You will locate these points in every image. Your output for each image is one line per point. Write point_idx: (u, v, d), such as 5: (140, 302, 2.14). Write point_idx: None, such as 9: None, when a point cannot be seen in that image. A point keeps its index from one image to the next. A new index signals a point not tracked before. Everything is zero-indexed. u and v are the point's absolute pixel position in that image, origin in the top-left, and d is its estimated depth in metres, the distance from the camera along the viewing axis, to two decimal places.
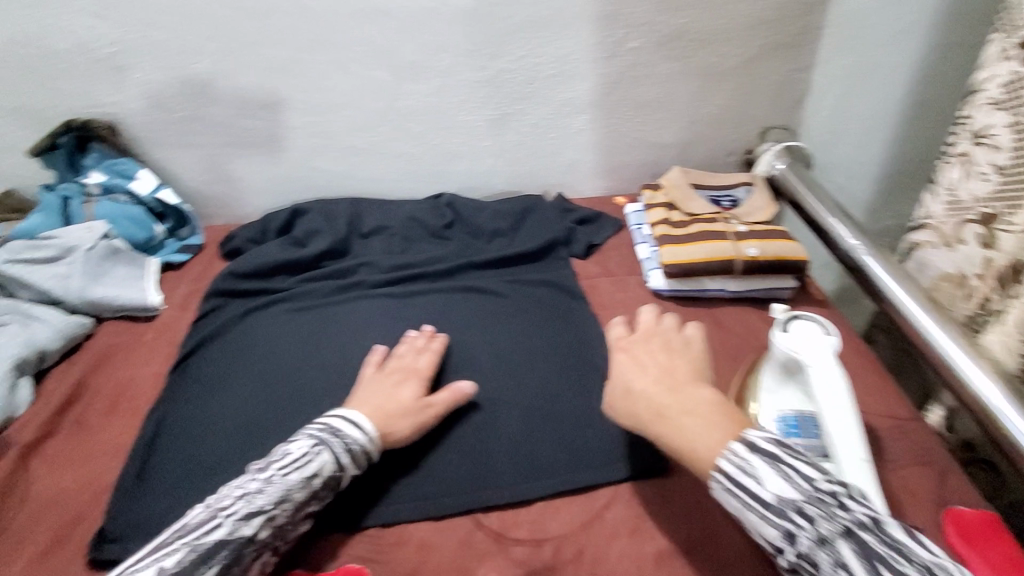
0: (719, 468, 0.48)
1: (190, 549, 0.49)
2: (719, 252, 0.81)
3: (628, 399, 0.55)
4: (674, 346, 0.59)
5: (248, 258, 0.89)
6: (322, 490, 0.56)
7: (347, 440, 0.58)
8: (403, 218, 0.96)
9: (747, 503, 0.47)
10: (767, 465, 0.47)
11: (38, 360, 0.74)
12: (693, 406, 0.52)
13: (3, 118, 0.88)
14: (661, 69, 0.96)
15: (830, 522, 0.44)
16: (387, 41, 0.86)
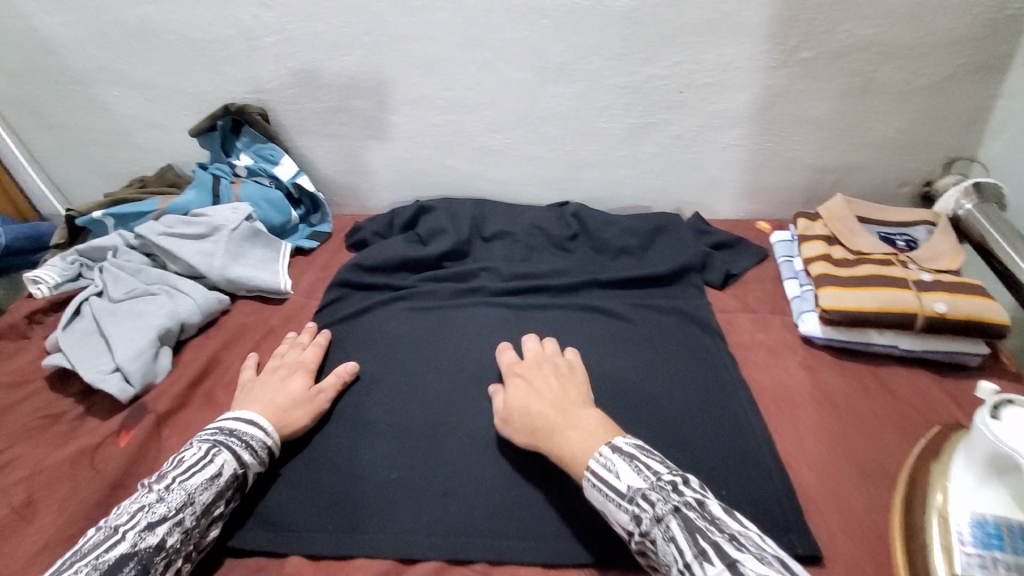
0: (590, 468, 0.52)
1: (93, 568, 0.47)
2: (896, 303, 0.69)
3: (524, 414, 0.60)
4: (563, 370, 0.64)
5: (374, 251, 0.88)
6: (229, 491, 0.56)
7: (247, 438, 0.59)
8: (526, 225, 0.92)
9: (606, 494, 0.50)
10: (623, 461, 0.52)
11: (179, 332, 0.78)
12: (578, 421, 0.57)
13: (172, 97, 0.94)
14: (836, 83, 0.83)
15: (663, 502, 0.48)
16: (536, 40, 0.81)
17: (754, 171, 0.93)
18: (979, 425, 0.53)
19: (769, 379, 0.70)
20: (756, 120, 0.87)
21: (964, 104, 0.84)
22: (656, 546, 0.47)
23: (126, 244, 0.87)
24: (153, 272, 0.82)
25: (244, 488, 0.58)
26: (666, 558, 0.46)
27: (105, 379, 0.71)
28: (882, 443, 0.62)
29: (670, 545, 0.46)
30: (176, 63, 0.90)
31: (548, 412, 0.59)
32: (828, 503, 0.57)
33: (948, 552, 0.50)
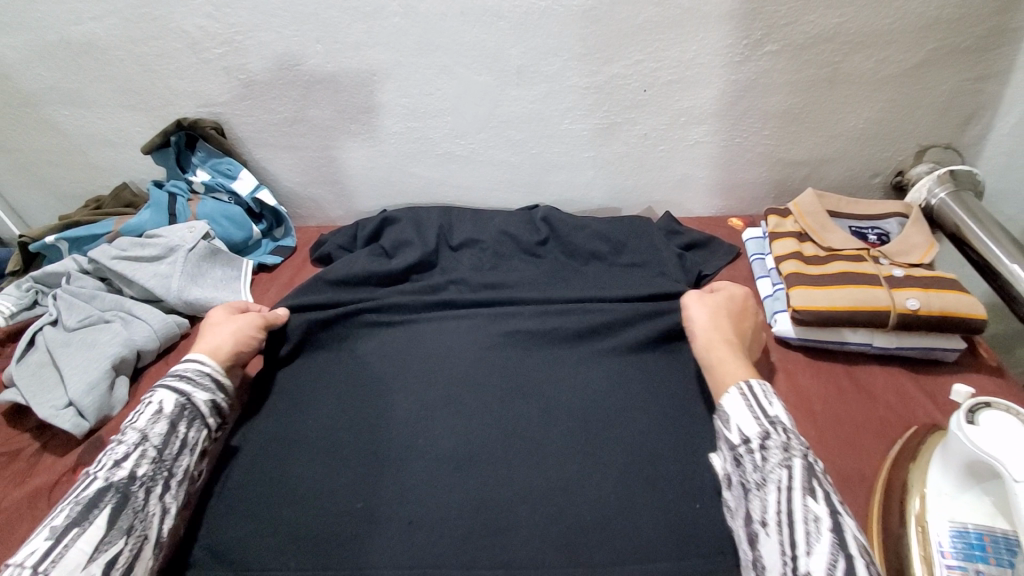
0: (750, 386, 0.57)
1: (75, 505, 0.50)
2: (867, 301, 0.68)
3: (703, 325, 0.66)
4: (754, 324, 0.69)
5: (338, 265, 0.85)
6: (184, 420, 0.59)
7: (186, 372, 0.63)
8: (494, 231, 0.90)
9: (752, 409, 0.55)
10: (776, 401, 0.56)
11: (135, 360, 0.75)
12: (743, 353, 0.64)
13: (121, 114, 0.91)
14: (803, 75, 0.81)
15: (797, 442, 0.52)
16: (494, 43, 0.79)
17: (724, 167, 0.91)
18: (955, 429, 0.51)
19: None
20: (724, 116, 0.85)
21: (931, 92, 0.83)
22: (764, 463, 0.51)
23: (80, 269, 0.84)
24: (107, 298, 0.79)
25: (205, 416, 0.61)
26: (770, 475, 0.50)
27: (57, 415, 0.67)
28: (859, 445, 0.61)
29: (783, 470, 0.50)
30: (123, 79, 0.87)
31: (732, 333, 0.66)
32: None
33: (928, 566, 0.48)
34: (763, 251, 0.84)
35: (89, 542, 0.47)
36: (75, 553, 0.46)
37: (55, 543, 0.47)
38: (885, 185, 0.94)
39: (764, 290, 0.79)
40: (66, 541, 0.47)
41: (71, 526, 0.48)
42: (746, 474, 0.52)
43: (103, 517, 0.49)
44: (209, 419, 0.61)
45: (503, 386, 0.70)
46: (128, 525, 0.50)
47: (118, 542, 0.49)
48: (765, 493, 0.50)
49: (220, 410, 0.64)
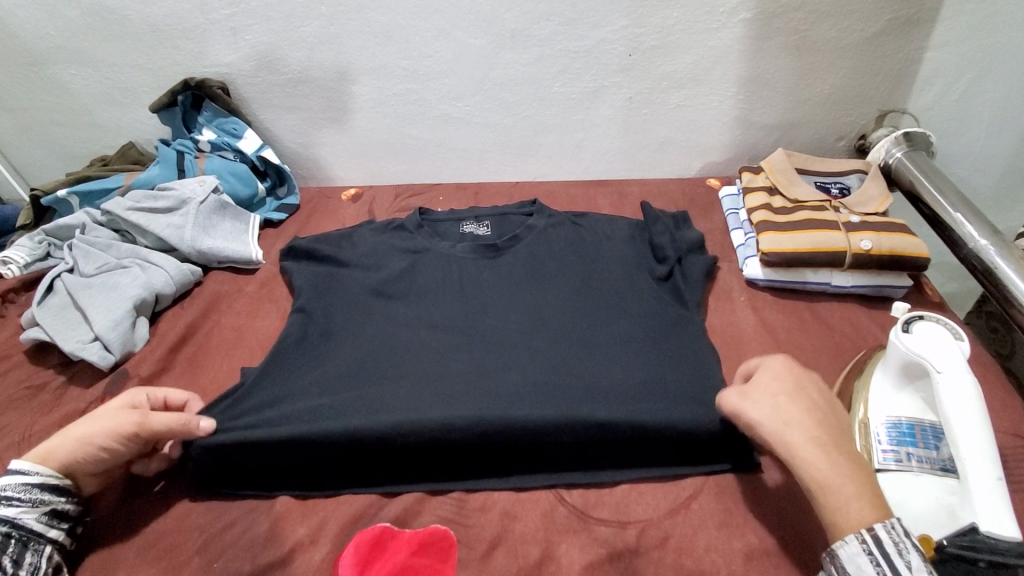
0: (876, 536, 0.45)
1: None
2: (828, 244, 0.76)
3: (775, 421, 0.52)
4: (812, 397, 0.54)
5: (300, 272, 0.80)
6: (13, 550, 0.50)
7: (1, 494, 0.52)
8: (492, 212, 0.88)
9: (885, 575, 0.44)
10: (915, 558, 0.45)
11: (154, 303, 0.80)
12: (847, 454, 0.50)
13: (129, 74, 0.94)
14: (775, 43, 0.88)
15: None
16: (490, 7, 0.84)
17: (703, 131, 0.98)
18: (895, 340, 0.59)
19: (718, 318, 0.77)
20: (703, 81, 0.92)
21: (889, 60, 0.91)
22: None
23: (93, 220, 0.88)
24: (123, 247, 0.83)
25: (42, 532, 0.52)
26: None
27: (86, 348, 0.72)
28: (818, 369, 0.71)
29: None
30: (130, 38, 0.90)
31: (813, 426, 0.51)
32: None
33: (869, 453, 0.58)
34: (737, 206, 0.92)
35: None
36: None
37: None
38: (850, 149, 1.02)
39: (738, 240, 0.87)
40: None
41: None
42: None
43: None
44: (50, 533, 0.53)
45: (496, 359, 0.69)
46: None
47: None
48: None
49: (69, 513, 0.55)
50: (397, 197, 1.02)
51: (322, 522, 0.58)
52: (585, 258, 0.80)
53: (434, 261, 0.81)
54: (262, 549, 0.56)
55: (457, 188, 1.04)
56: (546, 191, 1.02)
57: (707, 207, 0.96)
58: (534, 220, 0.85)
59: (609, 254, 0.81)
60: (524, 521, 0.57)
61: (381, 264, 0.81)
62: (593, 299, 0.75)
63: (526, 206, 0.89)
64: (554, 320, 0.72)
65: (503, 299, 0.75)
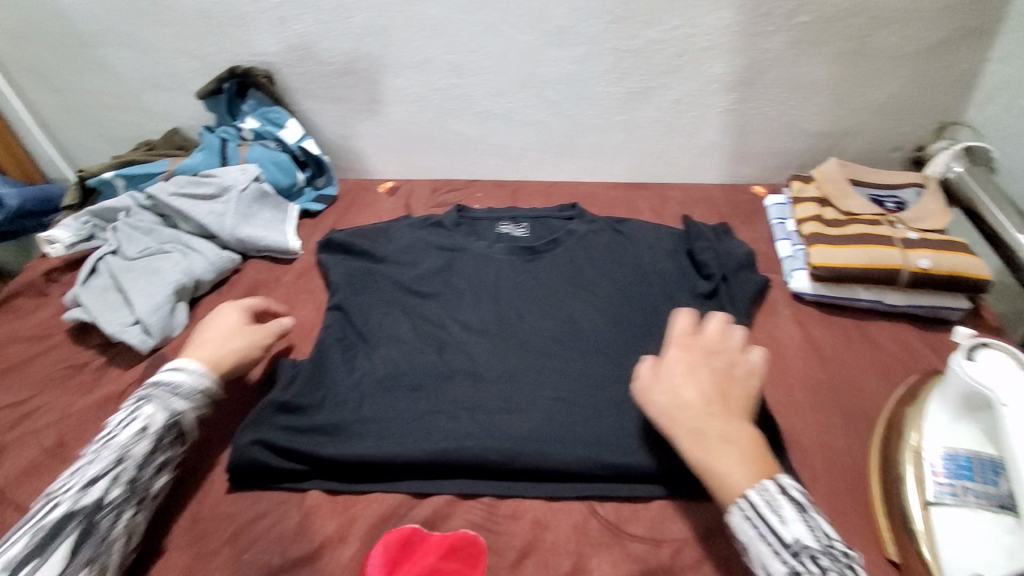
0: (751, 499, 0.45)
1: (37, 531, 0.47)
2: (882, 260, 0.73)
3: (675, 405, 0.51)
4: (736, 374, 0.53)
5: (335, 268, 0.80)
6: (167, 441, 0.55)
7: (173, 386, 0.57)
8: (528, 216, 0.87)
9: (766, 535, 0.44)
10: (795, 508, 0.45)
11: (193, 289, 0.81)
12: (728, 434, 0.49)
13: (177, 61, 0.95)
14: (834, 48, 0.84)
15: (835, 568, 0.42)
16: (539, 3, 0.82)
17: (752, 136, 0.95)
18: (954, 367, 0.57)
19: (761, 332, 0.75)
20: (754, 85, 0.88)
21: (956, 69, 0.86)
22: None
23: (137, 204, 0.89)
24: (165, 232, 0.85)
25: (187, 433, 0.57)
26: None
27: (126, 331, 0.74)
28: (865, 390, 0.68)
29: None
30: (180, 25, 0.91)
31: (713, 395, 0.51)
32: (811, 443, 0.63)
33: (921, 484, 0.56)
34: (784, 216, 0.89)
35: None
36: None
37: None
38: (905, 161, 0.98)
39: (784, 251, 0.84)
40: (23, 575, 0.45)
41: (30, 557, 0.45)
42: None
43: (66, 547, 0.46)
44: (189, 436, 0.58)
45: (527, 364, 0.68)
46: (90, 555, 0.47)
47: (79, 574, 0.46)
48: None
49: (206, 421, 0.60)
50: (434, 192, 1.02)
51: (352, 519, 0.57)
52: (625, 267, 0.79)
53: (469, 260, 0.80)
54: (292, 543, 0.56)
55: (494, 186, 1.03)
56: (584, 192, 1.00)
57: (751, 216, 0.93)
58: (574, 226, 0.84)
59: (648, 263, 0.79)
60: (555, 533, 0.56)
61: (416, 260, 0.80)
62: (630, 313, 0.73)
63: (566, 210, 0.88)
64: (590, 332, 0.71)
65: (539, 305, 0.74)
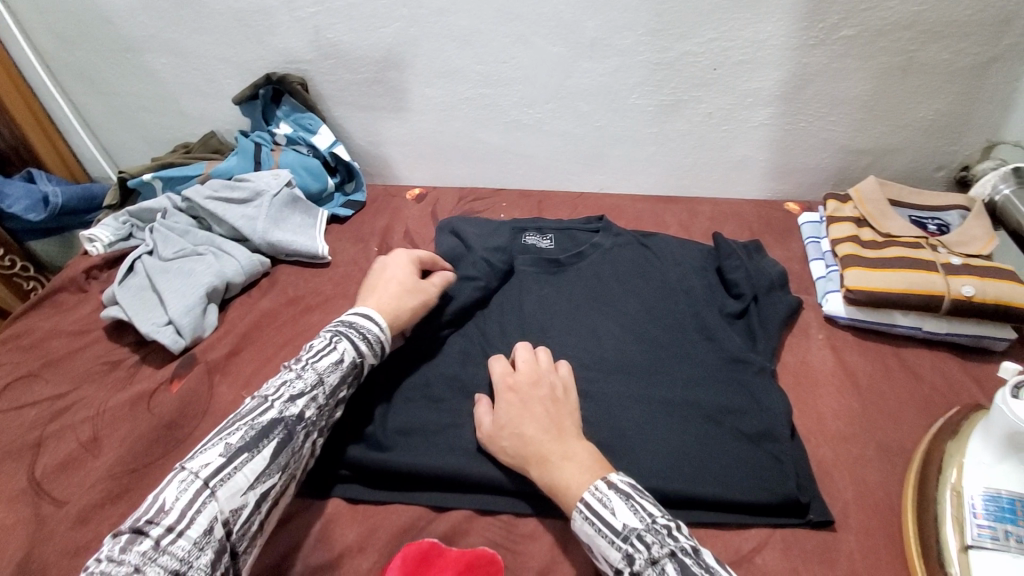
0: (585, 500, 0.49)
1: (251, 428, 0.52)
2: (922, 285, 0.71)
3: (518, 443, 0.56)
4: (558, 396, 0.59)
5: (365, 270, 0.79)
6: (351, 378, 0.59)
7: (365, 330, 0.61)
8: (556, 228, 0.86)
9: (600, 530, 0.48)
10: (619, 498, 0.49)
11: (224, 291, 0.83)
12: (569, 453, 0.53)
13: (216, 67, 0.98)
14: (877, 63, 0.82)
15: (659, 544, 0.46)
16: (571, 14, 0.81)
17: (787, 151, 0.92)
18: (1000, 404, 0.55)
19: (794, 355, 0.73)
20: (791, 99, 0.86)
21: (1009, 86, 0.82)
22: None
23: (174, 206, 0.91)
24: (199, 234, 0.87)
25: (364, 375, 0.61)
26: None
27: (160, 330, 0.76)
28: (902, 421, 0.66)
29: None
30: (219, 32, 0.93)
31: (543, 419, 0.56)
32: (844, 475, 0.62)
33: (960, 526, 0.53)
34: (819, 235, 0.87)
35: (255, 468, 0.50)
36: (240, 477, 0.49)
37: (228, 461, 0.49)
38: (949, 180, 0.94)
39: (817, 272, 0.82)
40: (238, 463, 0.50)
41: (244, 448, 0.51)
42: None
43: (269, 450, 0.51)
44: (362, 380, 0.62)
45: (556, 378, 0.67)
46: (285, 461, 0.52)
47: (275, 476, 0.51)
48: None
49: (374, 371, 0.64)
50: (460, 200, 1.02)
51: (372, 530, 0.58)
52: (651, 283, 0.77)
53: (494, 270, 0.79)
54: (312, 551, 0.57)
55: (521, 196, 1.02)
56: (611, 205, 0.99)
57: (784, 234, 0.91)
58: (600, 239, 0.83)
59: (677, 279, 0.77)
60: (574, 556, 0.56)
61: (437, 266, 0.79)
62: (656, 333, 0.72)
63: (593, 223, 0.86)
64: (613, 351, 0.69)
65: (563, 320, 0.73)
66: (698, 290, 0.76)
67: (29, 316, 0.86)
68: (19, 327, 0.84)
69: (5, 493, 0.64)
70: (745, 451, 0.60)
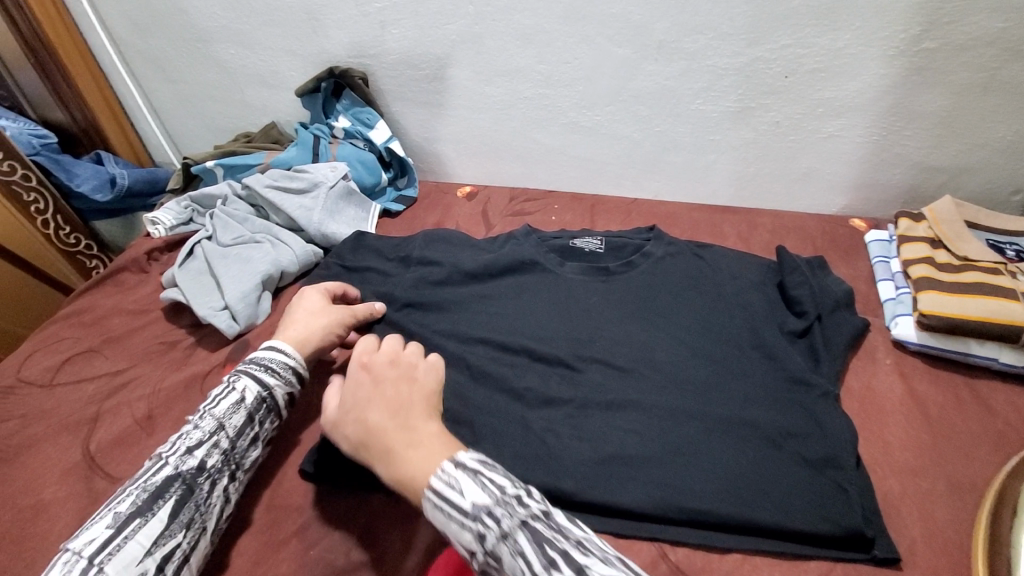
0: (432, 486, 0.45)
1: (142, 491, 0.51)
2: (1003, 314, 0.67)
3: (361, 428, 0.50)
4: (406, 379, 0.54)
5: (411, 275, 0.79)
6: (261, 414, 0.59)
7: (266, 362, 0.61)
8: (608, 234, 0.84)
9: (449, 514, 0.44)
10: (468, 477, 0.45)
11: (278, 279, 0.84)
12: (417, 437, 0.49)
13: (281, 58, 0.99)
14: (961, 77, 0.77)
15: (508, 517, 0.43)
16: (640, 16, 0.80)
17: (855, 165, 0.88)
18: None
19: (858, 381, 0.70)
20: (866, 112, 0.82)
21: None
22: (501, 565, 0.42)
23: (234, 193, 0.93)
24: (257, 222, 0.88)
25: (281, 409, 0.61)
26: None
27: (216, 315, 0.78)
28: (975, 455, 0.62)
29: (517, 561, 0.41)
30: (286, 25, 0.95)
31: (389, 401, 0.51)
32: (913, 511, 0.58)
33: None
34: (887, 255, 0.83)
35: (149, 533, 0.49)
36: (133, 546, 0.48)
37: (116, 532, 0.48)
38: None
39: (886, 293, 0.79)
40: (128, 531, 0.48)
41: (135, 514, 0.49)
42: None
43: (167, 508, 0.50)
44: (284, 412, 0.62)
45: (607, 386, 0.65)
46: (189, 518, 0.51)
47: (177, 535, 0.50)
48: None
49: (296, 400, 0.63)
50: (511, 200, 1.01)
51: (416, 528, 0.58)
52: (706, 295, 0.75)
53: (541, 278, 0.78)
54: (357, 545, 0.57)
55: (572, 198, 1.01)
56: (665, 212, 0.97)
57: (848, 251, 0.87)
58: (651, 247, 0.80)
59: (734, 292, 0.75)
60: None
61: (487, 267, 0.78)
62: (711, 346, 0.69)
63: (643, 233, 0.84)
64: (666, 364, 0.67)
65: (615, 328, 0.72)
66: (757, 306, 0.73)
67: (92, 293, 0.89)
68: (83, 303, 0.88)
69: (64, 464, 0.66)
70: (803, 476, 0.57)
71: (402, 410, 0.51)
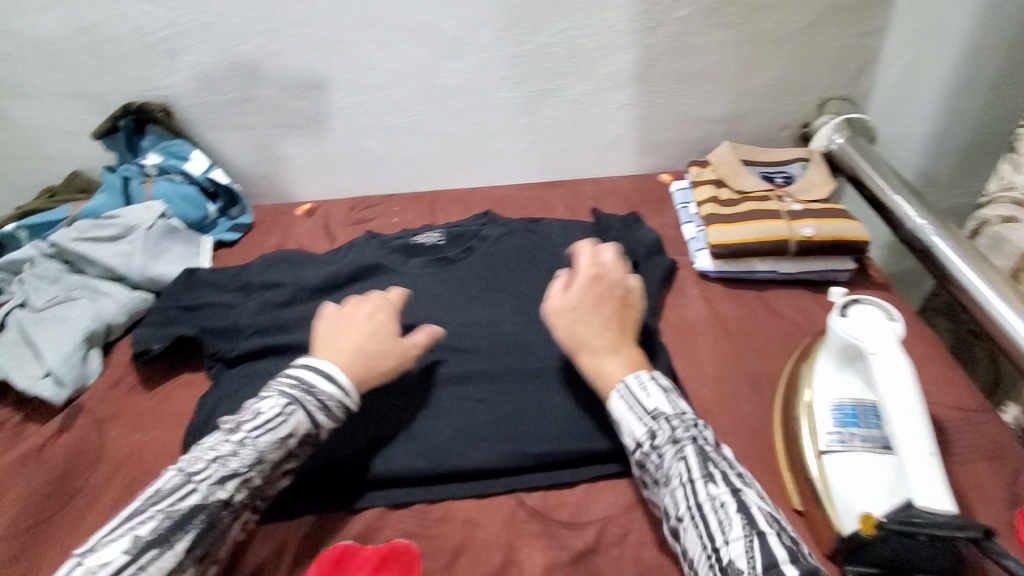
0: (625, 384, 0.55)
1: (166, 516, 0.47)
2: (772, 232, 0.79)
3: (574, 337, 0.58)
4: (615, 298, 0.60)
5: (251, 302, 0.78)
6: (298, 448, 0.54)
7: (321, 396, 0.54)
8: (447, 225, 0.88)
9: (631, 414, 0.54)
10: (659, 391, 0.55)
11: (106, 333, 0.79)
12: (618, 350, 0.58)
13: (67, 103, 0.92)
14: (711, 39, 0.90)
15: (682, 428, 0.52)
16: (428, 16, 0.84)
17: (651, 127, 0.99)
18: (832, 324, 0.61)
19: (673, 312, 0.79)
20: (645, 79, 0.93)
21: (825, 50, 0.93)
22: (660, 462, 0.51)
23: (41, 253, 0.85)
24: (71, 279, 0.82)
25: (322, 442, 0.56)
26: (671, 472, 0.50)
27: (38, 383, 0.72)
28: (767, 354, 0.74)
29: (680, 463, 0.50)
30: (65, 66, 0.88)
31: (614, 319, 0.59)
32: (724, 411, 0.68)
33: (815, 435, 0.60)
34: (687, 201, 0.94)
35: (163, 568, 0.45)
36: None
37: (132, 559, 0.45)
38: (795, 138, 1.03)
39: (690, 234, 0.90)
40: (143, 562, 0.45)
41: (152, 543, 0.45)
42: (651, 474, 0.52)
43: (187, 542, 0.46)
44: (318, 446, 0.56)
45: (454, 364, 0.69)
46: (202, 552, 0.47)
47: (189, 571, 0.47)
48: (672, 491, 0.50)
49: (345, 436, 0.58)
50: (351, 211, 1.01)
51: (285, 543, 0.58)
52: (538, 266, 0.81)
53: (385, 280, 0.80)
54: None
55: (412, 198, 1.03)
56: (498, 197, 1.02)
57: (660, 204, 0.98)
58: (487, 231, 0.86)
59: (562, 257, 0.82)
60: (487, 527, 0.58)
61: (326, 278, 0.79)
62: None
63: (480, 219, 0.90)
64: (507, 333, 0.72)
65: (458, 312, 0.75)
66: None
67: None
68: None
69: None
70: None
71: (622, 329, 0.59)
